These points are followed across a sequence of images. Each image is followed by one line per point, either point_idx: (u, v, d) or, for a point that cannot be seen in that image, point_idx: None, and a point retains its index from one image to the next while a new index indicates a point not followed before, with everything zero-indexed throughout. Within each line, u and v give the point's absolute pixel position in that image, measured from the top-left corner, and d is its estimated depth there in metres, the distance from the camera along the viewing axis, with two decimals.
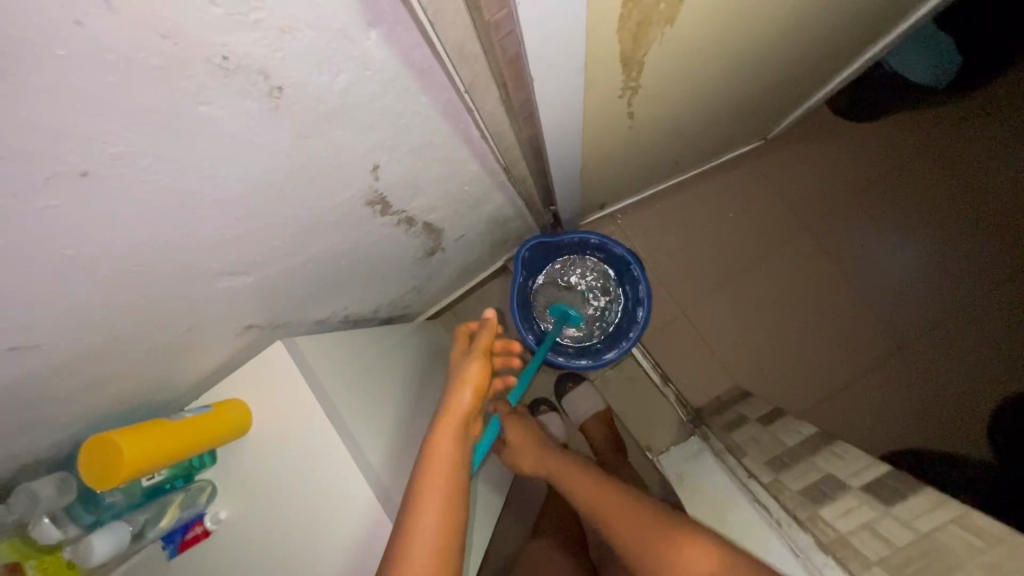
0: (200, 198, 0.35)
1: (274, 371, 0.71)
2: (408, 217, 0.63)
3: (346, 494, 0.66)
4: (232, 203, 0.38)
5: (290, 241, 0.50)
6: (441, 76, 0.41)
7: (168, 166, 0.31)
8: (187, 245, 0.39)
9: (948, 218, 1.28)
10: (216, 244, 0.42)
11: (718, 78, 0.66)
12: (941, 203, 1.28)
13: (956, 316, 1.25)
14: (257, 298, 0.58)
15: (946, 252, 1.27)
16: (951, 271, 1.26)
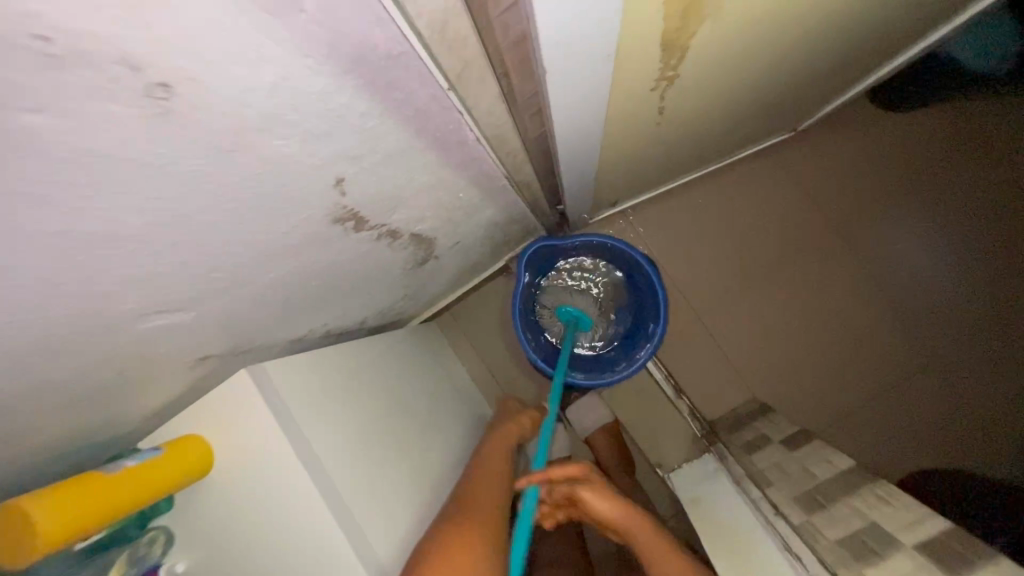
0: (79, 239, 0.25)
1: (237, 404, 0.61)
2: (391, 231, 0.52)
3: (322, 550, 0.58)
4: (138, 241, 0.28)
5: (238, 270, 0.40)
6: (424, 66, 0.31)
7: (3, 204, 0.20)
8: (79, 294, 0.29)
9: (971, 215, 1.18)
10: (128, 287, 0.32)
11: (764, 66, 0.55)
12: (981, 203, 1.18)
13: (977, 320, 1.15)
14: (209, 330, 0.48)
15: (968, 251, 1.17)
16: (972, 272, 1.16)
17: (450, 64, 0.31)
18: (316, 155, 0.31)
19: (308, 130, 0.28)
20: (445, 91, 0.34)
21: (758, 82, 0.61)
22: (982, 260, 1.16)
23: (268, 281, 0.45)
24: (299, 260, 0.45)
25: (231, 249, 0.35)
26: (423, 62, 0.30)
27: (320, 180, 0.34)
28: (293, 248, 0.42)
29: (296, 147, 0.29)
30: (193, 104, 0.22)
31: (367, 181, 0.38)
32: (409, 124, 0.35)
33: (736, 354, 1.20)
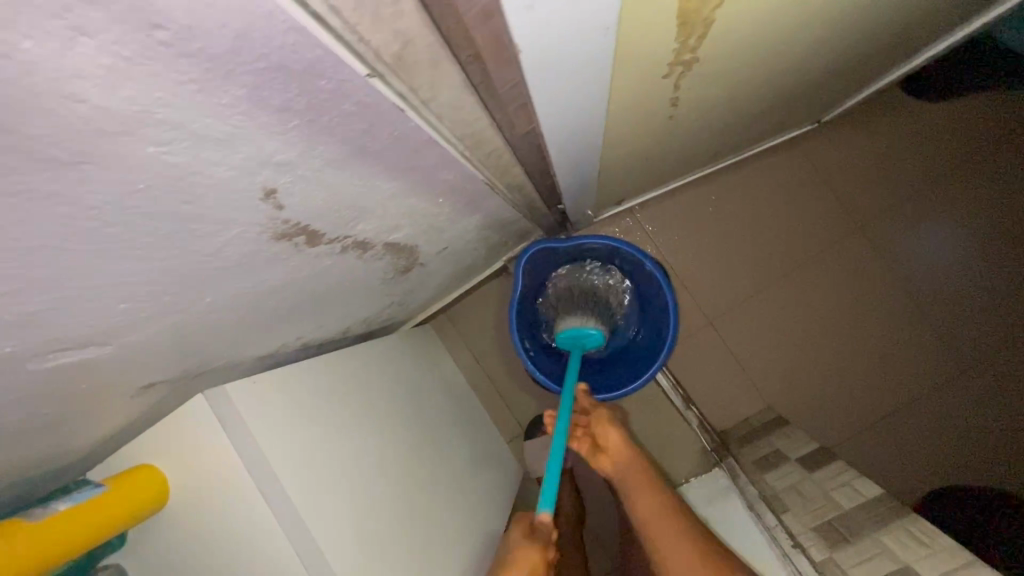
0: None
1: (195, 432, 0.55)
2: (358, 241, 0.45)
3: None
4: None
5: (160, 299, 0.33)
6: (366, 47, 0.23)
7: None
8: None
9: (999, 209, 1.09)
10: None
11: (796, 48, 0.47)
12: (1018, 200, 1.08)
13: (1002, 323, 1.06)
14: (145, 360, 0.42)
15: (994, 248, 1.08)
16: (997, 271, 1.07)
17: (402, 50, 0.23)
18: (227, 166, 0.24)
19: (205, 137, 0.21)
20: (364, 79, 0.24)
21: (786, 67, 0.53)
22: (1015, 261, 1.07)
23: (208, 305, 0.39)
24: (242, 281, 0.38)
25: (138, 280, 0.28)
26: (332, 44, 0.21)
27: (243, 194, 0.27)
28: (230, 269, 0.35)
29: (191, 159, 0.22)
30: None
31: (311, 191, 0.31)
32: (357, 125, 0.27)
33: (749, 362, 1.12)
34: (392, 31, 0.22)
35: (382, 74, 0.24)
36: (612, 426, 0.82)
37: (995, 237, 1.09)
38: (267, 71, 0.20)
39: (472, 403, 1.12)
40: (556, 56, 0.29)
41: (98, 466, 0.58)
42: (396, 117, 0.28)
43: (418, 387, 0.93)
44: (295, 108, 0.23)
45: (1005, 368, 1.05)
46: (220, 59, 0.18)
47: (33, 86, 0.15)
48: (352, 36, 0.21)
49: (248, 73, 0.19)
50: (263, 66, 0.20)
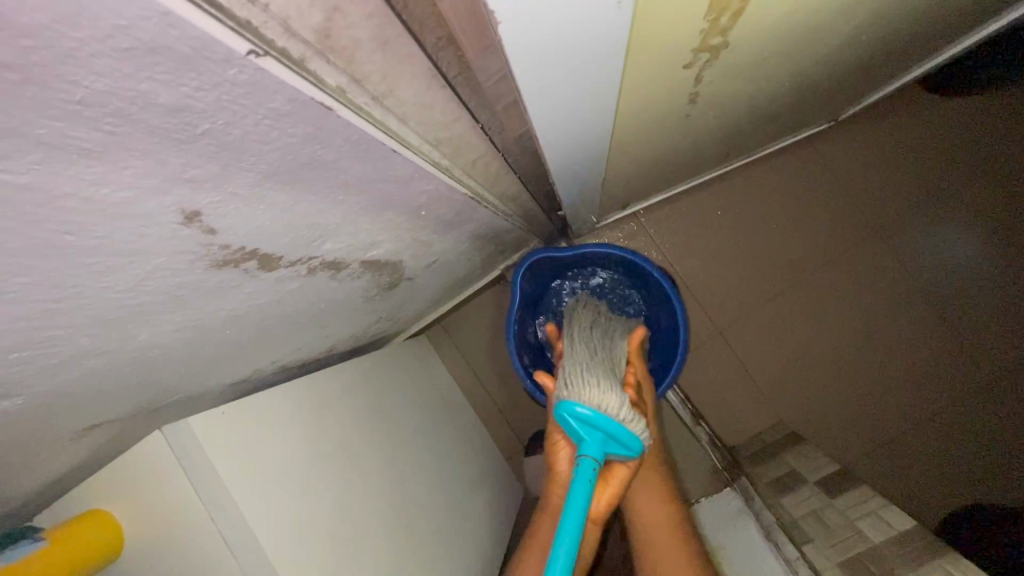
0: None
1: (152, 474, 0.49)
2: (328, 261, 0.39)
3: None
4: None
5: (73, 342, 0.27)
6: (289, 36, 0.17)
7: None
8: None
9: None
10: None
11: (830, 37, 0.41)
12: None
13: None
14: (77, 405, 0.36)
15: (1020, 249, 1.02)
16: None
17: (331, 22, 0.17)
18: (116, 186, 0.18)
19: (63, 146, 0.15)
20: (250, 60, 0.16)
21: (813, 62, 0.47)
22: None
23: (145, 343, 0.33)
24: (183, 313, 0.32)
25: (30, 324, 0.23)
26: (209, 22, 0.14)
27: (152, 219, 0.21)
28: (163, 303, 0.29)
29: (49, 176, 0.16)
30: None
31: (252, 211, 0.25)
32: (300, 129, 0.21)
33: (763, 375, 1.06)
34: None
35: (275, 46, 0.16)
36: None
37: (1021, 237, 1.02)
38: (139, 54, 0.14)
39: (469, 420, 1.06)
40: (550, 34, 0.23)
41: (47, 508, 0.52)
42: (342, 121, 0.22)
43: (412, 406, 0.87)
44: (197, 105, 0.17)
45: None
46: (43, 31, 0.12)
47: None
48: (239, 0, 0.14)
49: (105, 55, 0.13)
50: (129, 45, 0.13)
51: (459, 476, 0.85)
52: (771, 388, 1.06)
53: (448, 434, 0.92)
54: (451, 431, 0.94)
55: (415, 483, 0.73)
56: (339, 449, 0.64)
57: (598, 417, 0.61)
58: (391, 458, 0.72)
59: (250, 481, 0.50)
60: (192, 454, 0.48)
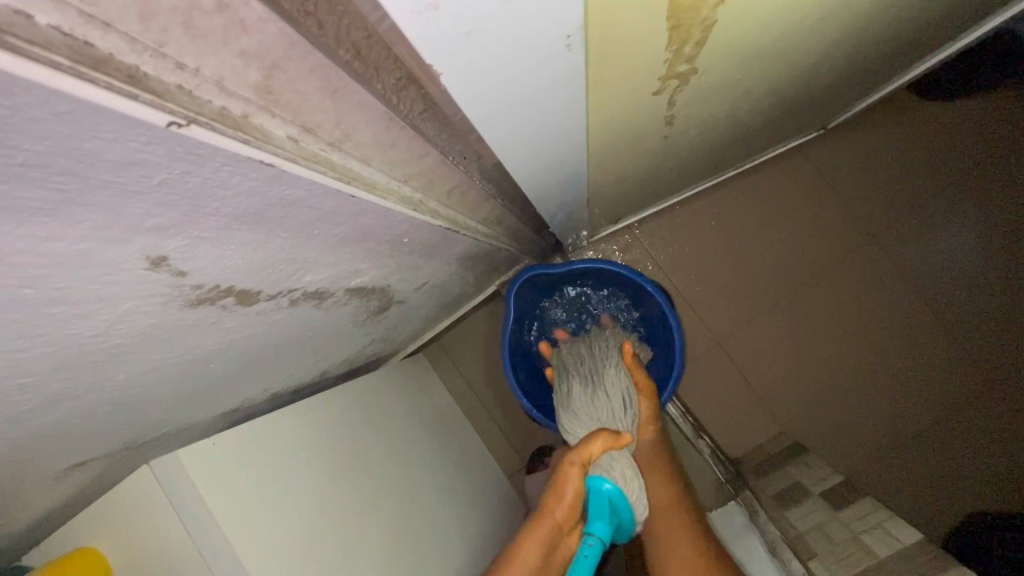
0: None
1: (139, 507, 0.48)
2: (311, 291, 0.39)
3: None
4: None
5: (46, 387, 0.27)
6: (217, 97, 0.16)
7: None
8: None
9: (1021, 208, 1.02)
10: None
11: (803, 55, 0.41)
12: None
13: None
14: (59, 446, 0.35)
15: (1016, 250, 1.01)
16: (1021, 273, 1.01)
17: (271, 77, 0.18)
18: (73, 239, 0.18)
19: (12, 207, 0.15)
20: (173, 130, 0.16)
21: (791, 78, 0.47)
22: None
23: (125, 381, 0.32)
24: (162, 351, 0.32)
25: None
26: (135, 91, 0.14)
27: (116, 266, 0.21)
28: (138, 344, 0.29)
29: (1, 235, 0.16)
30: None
31: (221, 252, 0.25)
32: (262, 173, 0.21)
33: (764, 385, 1.05)
34: (238, 53, 0.16)
35: (200, 112, 0.16)
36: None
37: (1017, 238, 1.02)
38: (80, 118, 0.14)
39: (468, 439, 1.04)
40: (500, 80, 0.24)
41: (36, 545, 0.51)
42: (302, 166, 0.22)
43: (410, 427, 0.86)
44: (150, 159, 0.17)
45: None
46: None
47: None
48: (168, 66, 0.15)
49: (44, 119, 0.13)
50: (68, 108, 0.13)
51: (459, 497, 0.84)
52: (772, 398, 1.04)
53: (447, 454, 0.91)
54: (450, 450, 0.93)
55: (414, 505, 0.72)
56: (334, 474, 0.63)
57: (618, 501, 0.58)
58: (390, 482, 0.71)
59: (243, 515, 0.49)
60: (180, 487, 0.47)
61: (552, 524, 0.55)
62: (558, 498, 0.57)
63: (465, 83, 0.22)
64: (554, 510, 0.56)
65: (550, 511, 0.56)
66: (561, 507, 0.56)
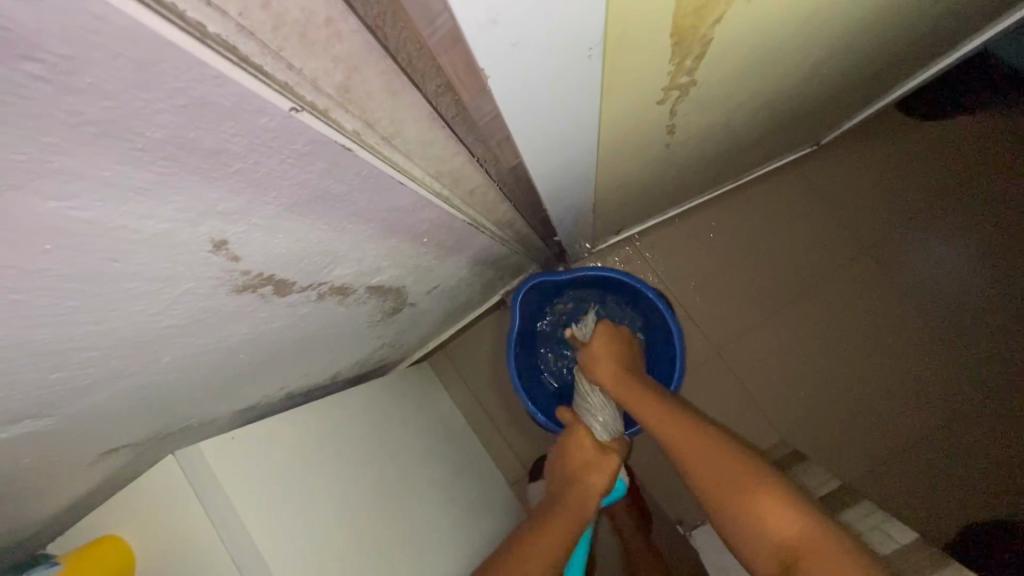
0: None
1: (160, 497, 0.50)
2: (336, 286, 0.42)
3: None
4: None
5: (105, 363, 0.29)
6: (307, 93, 0.19)
7: None
8: None
9: (1008, 223, 1.06)
10: None
11: (793, 71, 0.45)
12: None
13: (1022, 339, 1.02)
14: (100, 427, 0.38)
15: (1005, 263, 1.05)
16: (1011, 285, 1.04)
17: (348, 78, 0.20)
18: (160, 218, 0.21)
19: (122, 186, 0.18)
20: (291, 115, 0.20)
21: (782, 93, 0.51)
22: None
23: (168, 365, 0.35)
24: (204, 336, 0.34)
25: (69, 344, 0.25)
26: (251, 81, 0.17)
27: (186, 247, 0.24)
28: (186, 327, 0.31)
29: (109, 211, 0.19)
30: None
31: (271, 239, 0.28)
32: (319, 165, 0.24)
33: (763, 393, 1.07)
34: (331, 58, 0.19)
35: (308, 102, 0.20)
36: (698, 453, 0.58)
37: (1005, 252, 1.05)
38: (192, 109, 0.17)
39: (472, 445, 1.06)
40: (527, 87, 0.27)
41: (62, 533, 0.53)
42: (356, 158, 0.25)
43: (416, 431, 0.88)
44: (233, 148, 0.20)
45: None
46: (122, 94, 0.15)
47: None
48: (280, 66, 0.18)
49: (166, 111, 0.16)
50: (186, 101, 0.16)
51: (464, 500, 0.86)
52: (770, 405, 1.06)
53: (452, 458, 0.93)
54: (454, 455, 0.95)
55: (422, 504, 0.74)
56: (345, 472, 0.65)
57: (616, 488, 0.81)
58: (397, 481, 0.73)
59: (262, 505, 0.51)
60: (200, 476, 0.49)
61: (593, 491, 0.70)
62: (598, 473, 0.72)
63: (498, 90, 0.25)
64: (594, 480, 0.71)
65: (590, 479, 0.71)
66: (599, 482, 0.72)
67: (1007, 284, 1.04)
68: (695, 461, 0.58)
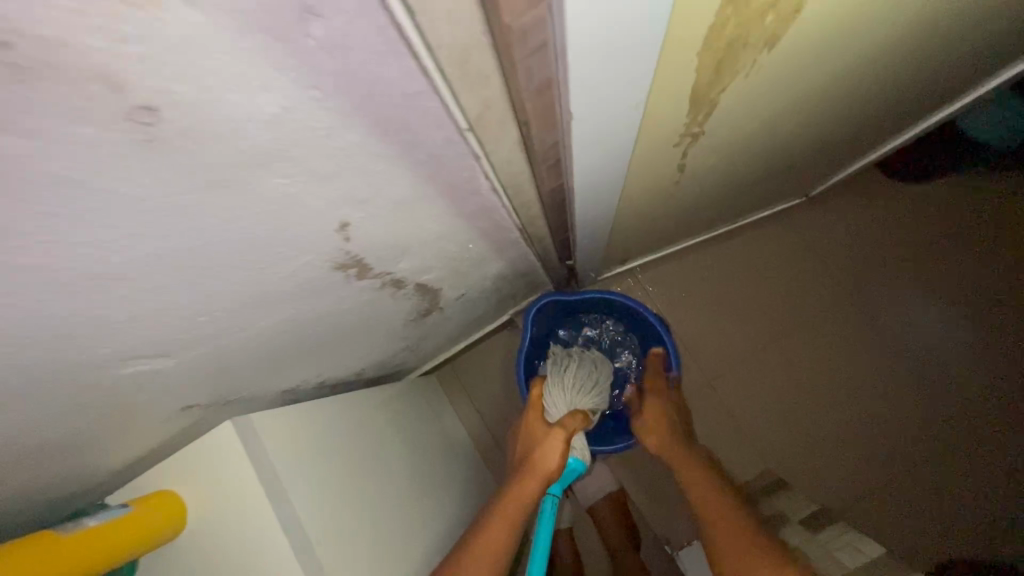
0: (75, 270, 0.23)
1: (215, 461, 0.56)
2: (396, 279, 0.50)
3: None
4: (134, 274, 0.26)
5: (229, 315, 0.37)
6: (441, 118, 0.28)
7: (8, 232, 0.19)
8: (74, 326, 0.27)
9: (981, 278, 1.15)
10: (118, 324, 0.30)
11: (783, 127, 0.54)
12: (1002, 275, 1.14)
13: (993, 385, 1.10)
14: (190, 380, 0.45)
15: (977, 314, 1.14)
16: (982, 335, 1.12)
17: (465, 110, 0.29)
18: (320, 198, 0.29)
19: (314, 171, 0.26)
20: (462, 133, 0.30)
21: (774, 146, 0.60)
22: (1003, 339, 1.12)
23: (261, 328, 0.43)
24: (293, 306, 0.42)
25: (220, 292, 0.33)
26: (417, 106, 0.26)
27: (324, 224, 0.32)
28: (289, 294, 0.39)
29: (299, 188, 0.27)
30: (180, 138, 0.20)
31: (374, 228, 0.36)
32: (424, 171, 0.33)
33: (749, 423, 1.14)
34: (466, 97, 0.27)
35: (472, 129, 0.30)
36: (730, 528, 0.69)
37: (978, 304, 1.14)
38: (372, 122, 0.25)
39: (474, 455, 1.12)
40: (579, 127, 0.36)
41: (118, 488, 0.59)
42: (452, 165, 0.34)
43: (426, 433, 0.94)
44: (382, 152, 0.28)
45: (999, 432, 1.08)
46: (344, 110, 0.23)
47: (223, 116, 0.20)
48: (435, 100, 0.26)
49: (359, 122, 0.25)
50: (371, 118, 0.25)
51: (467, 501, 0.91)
52: (756, 434, 1.13)
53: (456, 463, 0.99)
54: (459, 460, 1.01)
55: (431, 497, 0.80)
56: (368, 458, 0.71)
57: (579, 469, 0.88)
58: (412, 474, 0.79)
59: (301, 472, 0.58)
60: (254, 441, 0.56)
61: (539, 474, 0.75)
62: (546, 454, 0.78)
63: (558, 125, 0.34)
64: (541, 466, 0.77)
65: (538, 464, 0.77)
66: (547, 462, 0.77)
67: (979, 334, 1.13)
68: (719, 534, 0.69)
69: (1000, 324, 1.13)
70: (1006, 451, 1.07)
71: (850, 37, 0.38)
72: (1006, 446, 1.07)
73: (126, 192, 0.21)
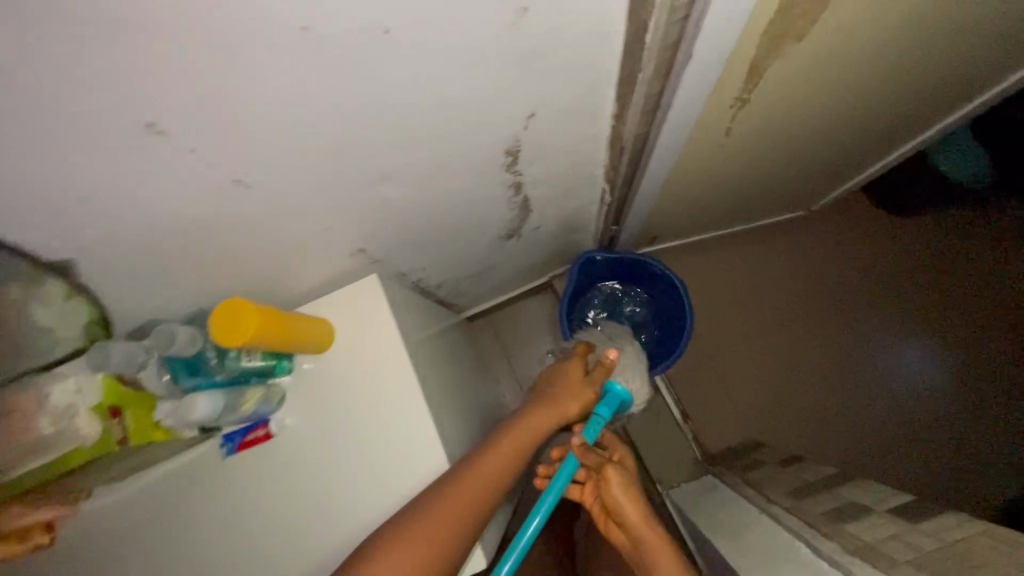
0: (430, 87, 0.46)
1: (353, 308, 0.76)
2: (519, 182, 0.72)
3: (410, 449, 0.69)
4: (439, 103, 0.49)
5: (441, 164, 0.59)
6: (611, 48, 0.51)
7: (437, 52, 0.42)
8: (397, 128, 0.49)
9: (955, 290, 1.34)
10: (406, 139, 0.52)
11: (801, 112, 0.76)
12: (973, 290, 1.33)
13: (956, 380, 1.28)
14: (381, 222, 0.67)
15: (948, 320, 1.33)
16: (950, 337, 1.32)
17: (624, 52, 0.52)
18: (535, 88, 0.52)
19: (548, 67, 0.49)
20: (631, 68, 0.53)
21: (792, 131, 0.82)
22: (974, 357, 1.29)
23: (441, 188, 0.65)
24: (465, 176, 0.64)
25: (453, 140, 0.56)
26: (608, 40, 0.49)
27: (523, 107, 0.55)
28: (473, 162, 0.62)
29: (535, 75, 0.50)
30: (525, 24, 0.43)
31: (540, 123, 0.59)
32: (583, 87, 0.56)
33: (739, 395, 1.34)
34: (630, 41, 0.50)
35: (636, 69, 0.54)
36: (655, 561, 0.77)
37: (949, 311, 1.34)
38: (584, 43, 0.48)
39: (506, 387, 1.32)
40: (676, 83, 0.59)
41: None
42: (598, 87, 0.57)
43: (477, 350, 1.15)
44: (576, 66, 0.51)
45: (955, 420, 1.26)
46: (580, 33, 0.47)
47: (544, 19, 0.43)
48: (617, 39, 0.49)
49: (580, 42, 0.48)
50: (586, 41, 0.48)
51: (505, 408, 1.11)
52: (744, 404, 1.34)
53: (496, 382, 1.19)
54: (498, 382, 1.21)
55: None
56: None
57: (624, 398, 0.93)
58: None
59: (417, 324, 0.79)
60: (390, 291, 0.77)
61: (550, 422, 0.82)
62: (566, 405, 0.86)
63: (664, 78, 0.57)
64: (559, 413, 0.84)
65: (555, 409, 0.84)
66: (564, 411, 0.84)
67: (947, 336, 1.32)
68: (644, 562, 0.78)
69: (967, 331, 1.31)
70: (960, 434, 1.25)
71: (850, 43, 0.60)
72: (961, 430, 1.25)
73: (483, 49, 0.44)
